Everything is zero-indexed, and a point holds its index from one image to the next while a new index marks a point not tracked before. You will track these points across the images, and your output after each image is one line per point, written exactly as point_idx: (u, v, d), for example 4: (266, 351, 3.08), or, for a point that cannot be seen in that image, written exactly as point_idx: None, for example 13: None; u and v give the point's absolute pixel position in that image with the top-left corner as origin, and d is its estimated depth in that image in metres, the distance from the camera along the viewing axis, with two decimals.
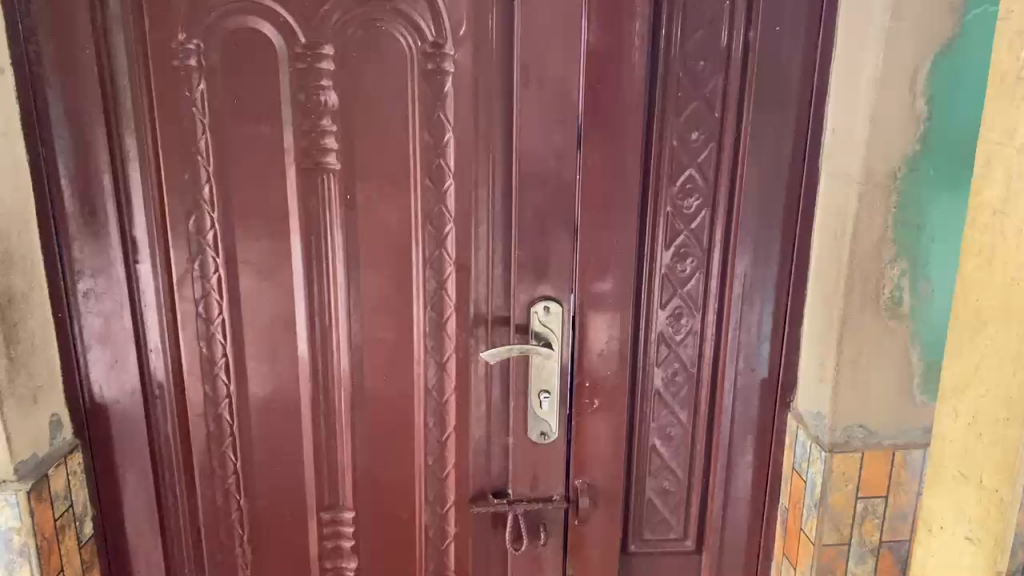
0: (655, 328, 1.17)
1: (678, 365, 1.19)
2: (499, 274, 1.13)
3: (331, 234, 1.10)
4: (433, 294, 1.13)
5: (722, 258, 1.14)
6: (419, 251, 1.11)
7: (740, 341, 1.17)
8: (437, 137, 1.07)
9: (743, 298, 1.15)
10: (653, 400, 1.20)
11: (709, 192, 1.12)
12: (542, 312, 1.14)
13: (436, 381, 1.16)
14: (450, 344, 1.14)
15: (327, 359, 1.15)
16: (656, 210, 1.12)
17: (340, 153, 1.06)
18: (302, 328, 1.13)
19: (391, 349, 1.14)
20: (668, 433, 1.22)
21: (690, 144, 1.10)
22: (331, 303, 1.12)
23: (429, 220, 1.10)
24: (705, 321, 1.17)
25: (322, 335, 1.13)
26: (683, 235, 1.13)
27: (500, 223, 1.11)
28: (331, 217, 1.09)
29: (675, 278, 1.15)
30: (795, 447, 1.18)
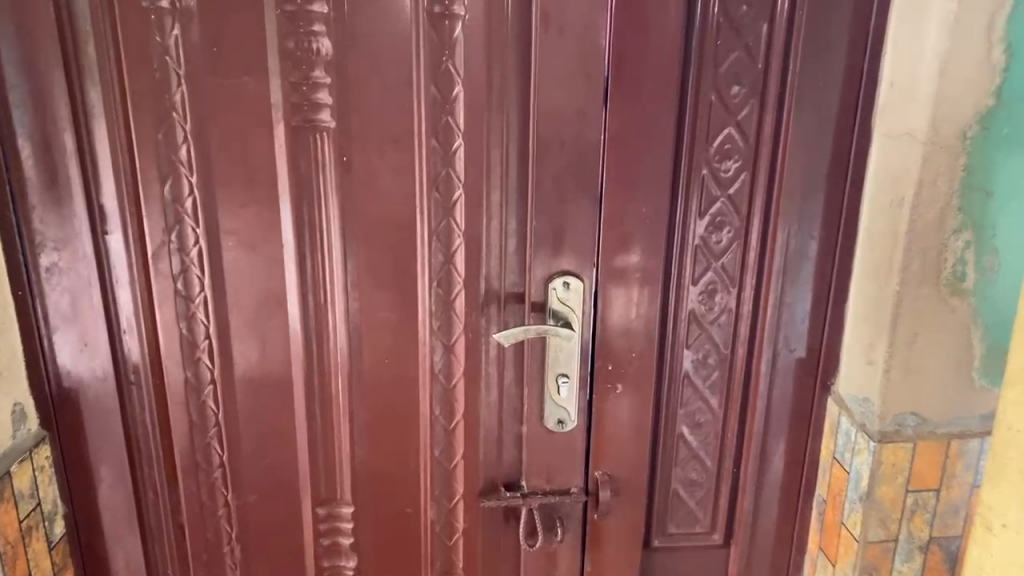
0: (686, 306, 1.06)
1: (710, 346, 1.08)
2: (513, 247, 1.01)
3: (325, 201, 0.97)
4: (439, 269, 1.01)
5: (762, 227, 1.02)
6: (424, 220, 0.99)
7: (779, 319, 1.06)
8: (445, 91, 0.94)
9: (784, 272, 1.04)
10: (682, 384, 1.09)
11: (749, 154, 1.00)
12: (561, 288, 1.02)
13: (443, 365, 1.05)
14: (459, 324, 1.03)
15: (322, 340, 1.03)
16: (690, 174, 1.00)
17: (335, 109, 0.94)
18: (293, 306, 1.01)
19: (394, 330, 1.03)
20: (697, 420, 1.11)
21: (729, 99, 0.97)
22: (326, 279, 1.00)
23: (436, 184, 0.97)
24: (740, 297, 1.06)
25: (316, 313, 1.02)
26: (720, 202, 1.01)
27: (516, 189, 0.99)
28: (326, 182, 0.96)
29: (710, 249, 1.03)
30: (836, 434, 1.08)
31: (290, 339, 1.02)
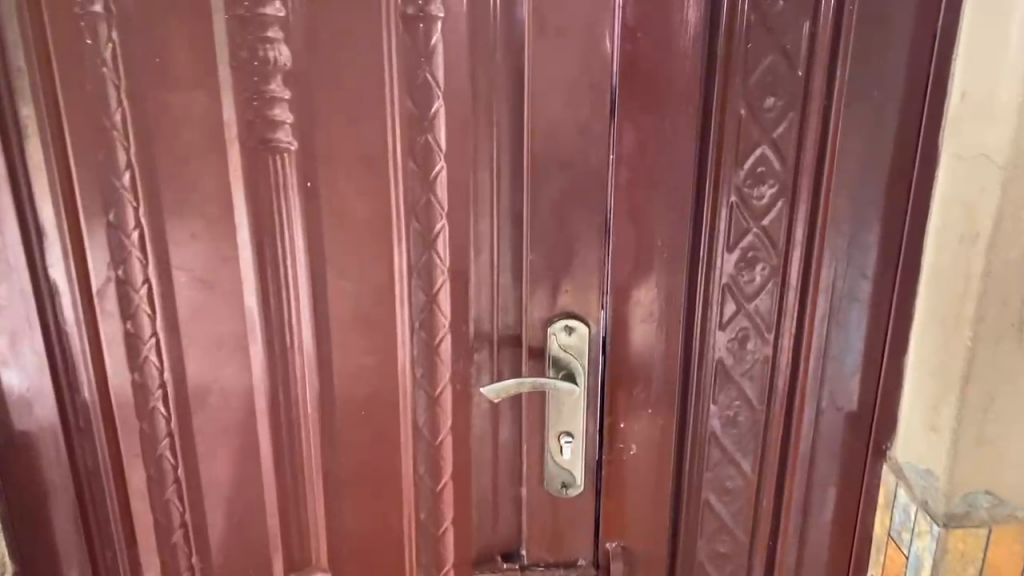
0: (712, 355, 0.90)
1: (740, 402, 0.91)
2: (507, 286, 0.87)
3: (287, 233, 0.84)
4: (421, 310, 0.87)
5: (803, 264, 0.86)
6: (402, 254, 0.85)
7: (823, 371, 0.89)
8: (423, 105, 0.81)
9: (829, 316, 0.87)
10: (708, 445, 0.93)
11: (788, 178, 0.83)
12: (562, 332, 0.88)
13: (427, 418, 0.91)
14: (445, 372, 0.89)
15: (289, 389, 0.90)
16: (717, 202, 0.84)
17: (297, 128, 0.81)
18: (256, 349, 0.89)
19: (370, 378, 0.90)
20: (725, 486, 0.95)
21: (763, 113, 0.81)
22: (291, 320, 0.88)
23: (414, 214, 0.84)
24: (777, 346, 0.89)
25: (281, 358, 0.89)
26: (752, 235, 0.85)
27: (509, 218, 0.85)
28: (288, 211, 0.84)
29: (741, 290, 0.87)
30: (892, 509, 0.91)
31: (254, 387, 0.90)
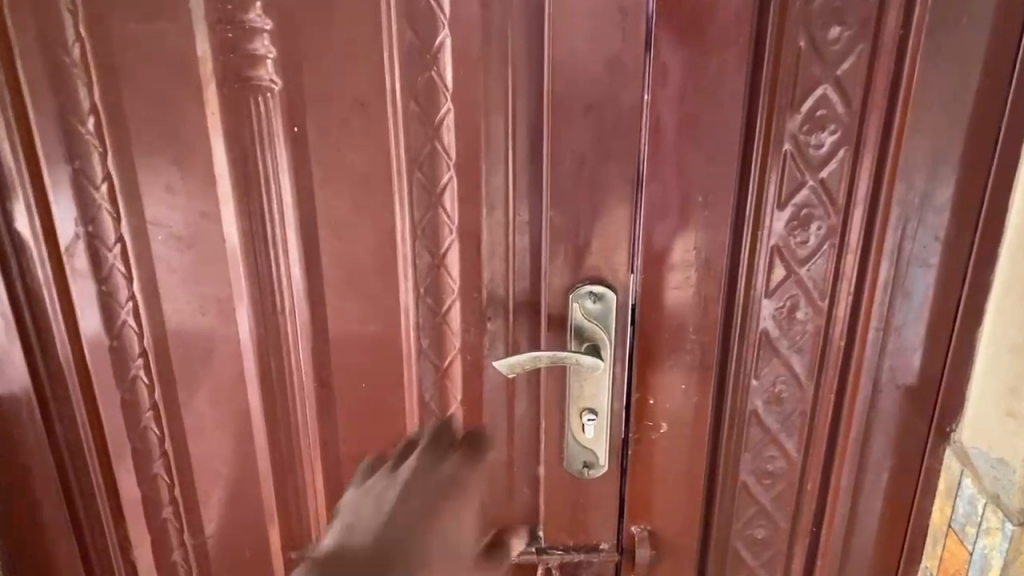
0: (756, 326, 0.79)
1: (786, 377, 0.81)
2: (525, 247, 0.77)
3: (274, 186, 0.75)
4: (427, 274, 0.77)
5: (866, 223, 0.74)
6: (404, 211, 0.75)
7: (883, 344, 0.78)
8: (426, 38, 0.69)
9: (894, 284, 0.76)
10: (747, 425, 0.83)
11: (852, 125, 0.71)
12: (587, 300, 0.77)
13: (435, 390, 0.82)
14: (455, 341, 0.80)
15: (283, 358, 0.82)
16: (767, 150, 0.72)
17: (281, 64, 0.70)
18: (243, 315, 0.80)
19: (371, 348, 0.81)
20: (766, 468, 0.85)
21: (826, 46, 0.69)
22: (282, 284, 0.79)
23: (418, 164, 0.73)
24: (830, 317, 0.79)
25: (273, 324, 0.80)
26: (807, 189, 0.73)
27: (527, 170, 0.74)
28: (275, 162, 0.74)
29: (792, 252, 0.76)
30: (956, 500, 0.81)
31: (242, 356, 0.82)
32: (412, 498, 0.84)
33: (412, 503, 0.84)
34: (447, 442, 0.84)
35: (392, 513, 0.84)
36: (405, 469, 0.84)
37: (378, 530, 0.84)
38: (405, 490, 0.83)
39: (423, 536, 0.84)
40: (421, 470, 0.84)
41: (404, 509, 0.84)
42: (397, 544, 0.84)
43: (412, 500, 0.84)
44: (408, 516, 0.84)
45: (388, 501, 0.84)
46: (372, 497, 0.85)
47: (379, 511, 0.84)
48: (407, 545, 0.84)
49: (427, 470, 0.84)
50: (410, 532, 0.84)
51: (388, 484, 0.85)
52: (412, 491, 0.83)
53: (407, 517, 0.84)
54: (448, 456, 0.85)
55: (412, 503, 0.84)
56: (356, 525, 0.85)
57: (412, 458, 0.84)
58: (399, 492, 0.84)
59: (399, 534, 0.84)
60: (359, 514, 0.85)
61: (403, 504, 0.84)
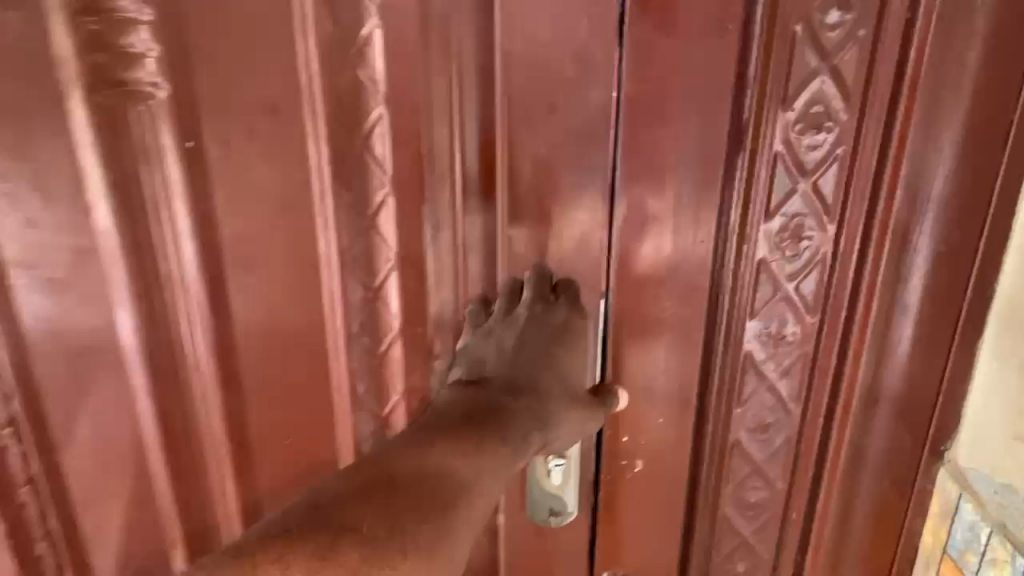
0: (741, 349, 0.70)
1: (773, 403, 0.72)
2: (477, 273, 0.65)
3: (167, 215, 0.60)
4: (362, 310, 0.65)
5: (864, 231, 0.65)
6: (329, 237, 0.62)
7: (876, 361, 0.71)
8: (351, 29, 0.56)
9: (890, 295, 0.68)
10: (730, 454, 0.75)
11: (851, 124, 0.62)
12: None
13: (375, 443, 0.70)
14: (397, 385, 0.68)
15: (189, 414, 0.68)
16: (756, 154, 0.62)
17: (167, 64, 0.55)
18: (135, 370, 0.65)
19: (298, 398, 0.68)
20: (748, 499, 0.77)
21: (824, 33, 0.58)
22: (184, 330, 0.65)
23: (346, 183, 0.61)
24: (822, 336, 0.70)
25: (175, 378, 0.66)
26: (800, 197, 0.64)
27: (479, 185, 0.62)
28: (166, 186, 0.59)
29: (781, 267, 0.67)
30: (953, 520, 0.74)
31: (138, 418, 0.67)
32: (544, 333, 0.60)
33: (537, 341, 0.59)
34: (549, 291, 0.63)
35: (520, 353, 0.58)
36: (513, 318, 0.61)
37: (505, 367, 0.57)
38: (527, 324, 0.60)
39: (559, 372, 0.58)
40: (537, 317, 0.61)
41: (528, 347, 0.58)
42: (531, 371, 0.56)
43: (539, 335, 0.59)
44: (539, 343, 0.59)
45: (518, 340, 0.59)
46: (488, 338, 0.60)
47: (503, 349, 0.58)
48: (521, 403, 0.53)
49: (543, 316, 0.61)
50: (545, 369, 0.57)
51: (500, 328, 0.61)
52: (529, 336, 0.59)
53: (539, 357, 0.58)
54: (557, 307, 0.63)
55: (539, 342, 0.59)
56: (482, 363, 0.58)
57: (522, 310, 0.61)
58: (513, 332, 0.60)
59: (528, 370, 0.56)
60: (477, 358, 0.59)
61: (524, 336, 0.59)
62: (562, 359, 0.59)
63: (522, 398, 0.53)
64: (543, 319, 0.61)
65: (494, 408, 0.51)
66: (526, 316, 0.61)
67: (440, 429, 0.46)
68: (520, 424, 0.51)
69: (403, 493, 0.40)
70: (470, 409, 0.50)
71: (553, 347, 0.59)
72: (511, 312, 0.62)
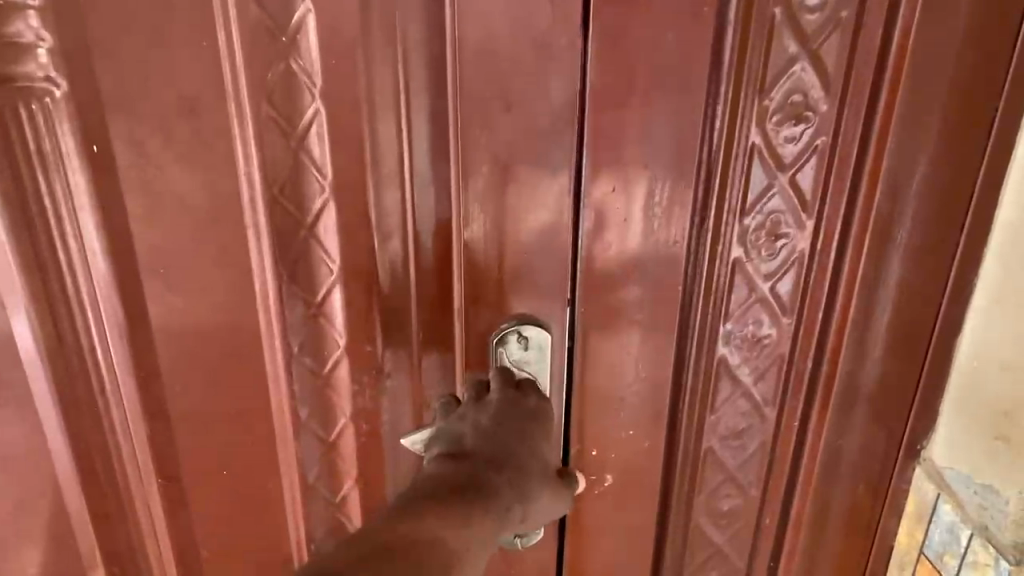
0: (714, 353, 0.65)
1: (747, 407, 0.68)
2: (431, 284, 0.59)
3: (74, 229, 0.53)
4: (302, 327, 0.58)
5: (844, 226, 0.61)
6: (262, 248, 0.55)
7: (855, 361, 0.67)
8: (279, 14, 0.49)
9: (871, 293, 0.64)
10: (703, 463, 0.71)
11: (831, 114, 0.57)
12: (513, 344, 0.61)
13: (322, 470, 0.63)
14: (344, 408, 0.61)
15: (108, 449, 0.61)
16: (731, 147, 0.57)
17: (63, 56, 0.48)
18: (45, 399, 0.58)
19: (233, 426, 0.61)
20: (722, 507, 0.73)
21: (803, 16, 0.54)
22: (100, 356, 0.57)
23: (279, 189, 0.54)
24: (799, 336, 0.66)
25: (92, 408, 0.59)
26: (777, 191, 0.60)
27: (430, 188, 0.56)
28: (72, 196, 0.52)
29: (757, 266, 0.62)
30: (930, 522, 0.71)
31: (53, 450, 0.60)
32: (518, 416, 0.55)
33: (515, 419, 0.55)
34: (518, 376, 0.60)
35: (501, 430, 0.53)
36: (484, 402, 0.57)
37: (487, 443, 0.52)
38: (506, 406, 0.56)
39: (537, 455, 0.54)
40: (512, 399, 0.57)
41: (507, 426, 0.54)
42: (511, 445, 0.52)
43: (515, 417, 0.55)
44: (517, 423, 0.55)
45: (495, 420, 0.54)
46: (459, 420, 0.55)
47: (480, 426, 0.54)
48: (504, 479, 0.49)
49: (518, 398, 0.57)
50: (526, 448, 0.53)
51: (473, 407, 0.57)
52: (508, 415, 0.55)
53: (519, 437, 0.53)
54: (529, 390, 0.59)
55: (516, 422, 0.55)
56: (458, 438, 0.52)
57: (494, 396, 0.57)
58: (488, 413, 0.55)
59: (510, 449, 0.52)
60: (450, 434, 0.53)
61: (500, 416, 0.55)
62: (539, 443, 0.55)
63: (509, 478, 0.49)
64: (516, 402, 0.57)
65: (483, 486, 0.47)
66: (497, 399, 0.57)
67: (427, 500, 0.43)
68: (503, 501, 0.47)
69: (403, 560, 0.36)
70: (461, 487, 0.46)
71: (530, 429, 0.55)
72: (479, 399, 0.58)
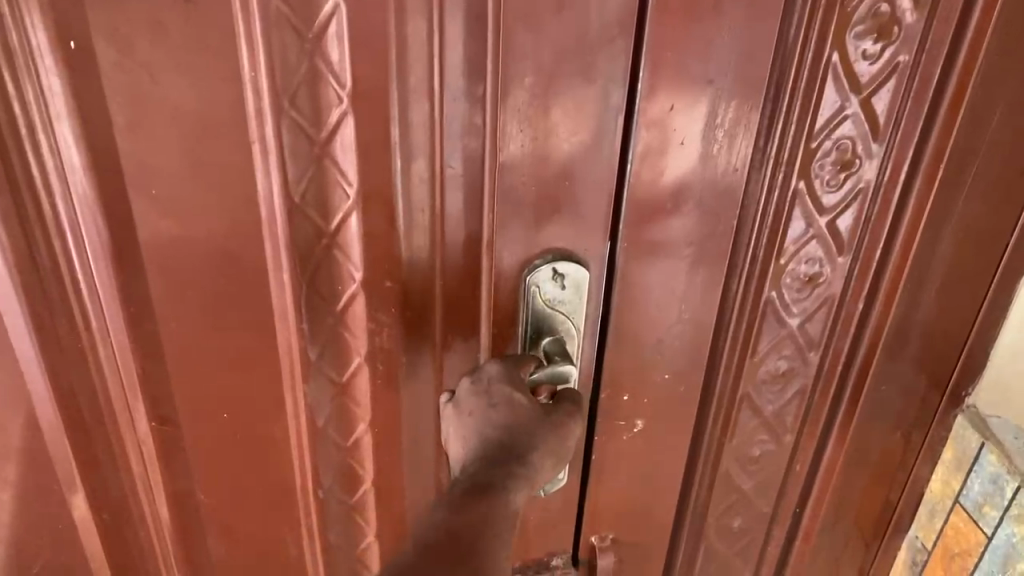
0: (761, 293, 0.60)
1: (790, 351, 0.63)
2: (459, 213, 0.52)
3: (48, 138, 0.44)
4: (313, 260, 0.51)
5: (917, 158, 0.55)
6: (269, 168, 0.48)
7: (909, 303, 0.62)
8: None
9: (935, 231, 0.59)
10: (738, 409, 0.66)
11: (917, 29, 0.51)
12: (546, 281, 0.55)
13: (332, 412, 0.58)
14: (358, 346, 0.55)
15: (100, 397, 0.54)
16: (805, 63, 0.51)
17: None
18: (25, 349, 0.50)
19: (236, 364, 0.55)
20: (753, 455, 0.69)
21: None
22: (83, 289, 0.50)
23: (290, 100, 0.46)
24: (853, 277, 0.60)
25: (74, 353, 0.52)
26: (849, 114, 0.53)
27: (462, 102, 0.48)
28: (45, 99, 0.43)
29: (817, 199, 0.56)
30: (970, 472, 0.67)
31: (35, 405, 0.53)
32: (490, 400, 0.51)
33: (492, 417, 0.51)
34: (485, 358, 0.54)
35: (485, 438, 0.50)
36: (455, 402, 0.53)
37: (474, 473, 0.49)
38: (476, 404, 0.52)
39: (524, 424, 0.51)
40: (480, 387, 0.52)
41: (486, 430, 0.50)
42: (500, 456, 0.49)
43: (491, 410, 0.51)
44: (491, 415, 0.51)
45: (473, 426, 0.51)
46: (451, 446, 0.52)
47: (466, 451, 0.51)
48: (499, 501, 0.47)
49: (486, 381, 0.52)
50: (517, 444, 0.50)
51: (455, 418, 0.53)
52: (483, 418, 0.51)
53: (501, 429, 0.50)
54: (494, 362, 0.53)
55: (492, 411, 0.51)
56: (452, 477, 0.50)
57: (465, 392, 0.53)
58: (469, 422, 0.52)
59: (501, 461, 0.49)
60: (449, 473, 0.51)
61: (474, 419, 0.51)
62: (521, 407, 0.51)
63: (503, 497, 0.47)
64: (484, 383, 0.52)
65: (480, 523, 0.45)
66: (468, 394, 0.53)
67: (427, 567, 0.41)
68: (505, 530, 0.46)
69: None
70: (455, 539, 0.43)
71: (506, 405, 0.51)
72: (452, 395, 0.54)
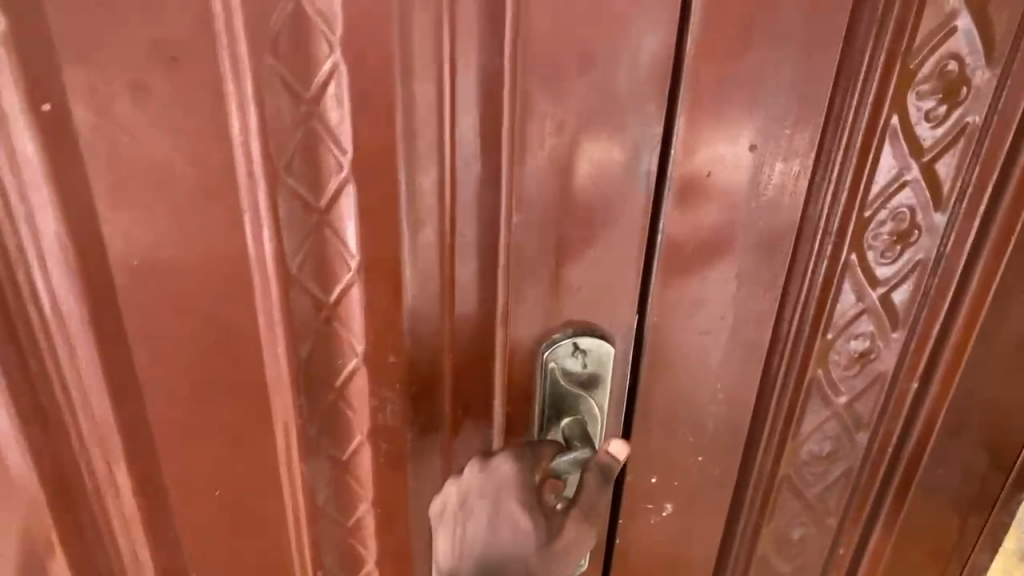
0: (805, 371, 0.54)
1: (835, 432, 0.58)
2: (470, 285, 0.47)
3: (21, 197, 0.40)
4: (309, 333, 0.47)
5: (986, 228, 0.49)
6: (261, 238, 0.44)
7: (973, 383, 0.56)
8: None
9: (1003, 307, 0.53)
10: (777, 491, 0.60)
11: (988, 88, 0.45)
12: (567, 356, 0.50)
13: (331, 488, 0.53)
14: (359, 421, 0.51)
15: (80, 474, 0.50)
16: (861, 126, 0.45)
17: None
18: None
19: (225, 444, 0.50)
20: (793, 539, 0.63)
21: None
22: (61, 362, 0.45)
23: (284, 167, 0.42)
24: (908, 354, 0.54)
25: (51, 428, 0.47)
26: (908, 181, 0.48)
27: (476, 167, 0.44)
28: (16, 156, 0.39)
29: (870, 271, 0.51)
30: None
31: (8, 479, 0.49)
32: (494, 515, 0.48)
33: (493, 533, 0.48)
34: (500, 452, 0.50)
35: (476, 556, 0.48)
36: (461, 488, 0.49)
37: None
38: (477, 510, 0.48)
39: (523, 548, 0.48)
40: (490, 488, 0.49)
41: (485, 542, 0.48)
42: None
43: (493, 521, 0.48)
44: (493, 533, 0.48)
45: (473, 537, 0.48)
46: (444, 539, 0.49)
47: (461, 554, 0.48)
48: None
49: (494, 484, 0.49)
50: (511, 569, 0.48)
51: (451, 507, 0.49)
52: (481, 530, 0.48)
53: (493, 553, 0.48)
54: (506, 462, 0.49)
55: (494, 527, 0.48)
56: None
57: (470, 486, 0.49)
58: (464, 526, 0.48)
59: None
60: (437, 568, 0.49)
61: (474, 528, 0.48)
62: (526, 531, 0.48)
63: None
64: (495, 485, 0.49)
65: None
66: (474, 488, 0.49)
67: None
68: None
69: None
70: None
71: (510, 526, 0.48)
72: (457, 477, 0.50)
